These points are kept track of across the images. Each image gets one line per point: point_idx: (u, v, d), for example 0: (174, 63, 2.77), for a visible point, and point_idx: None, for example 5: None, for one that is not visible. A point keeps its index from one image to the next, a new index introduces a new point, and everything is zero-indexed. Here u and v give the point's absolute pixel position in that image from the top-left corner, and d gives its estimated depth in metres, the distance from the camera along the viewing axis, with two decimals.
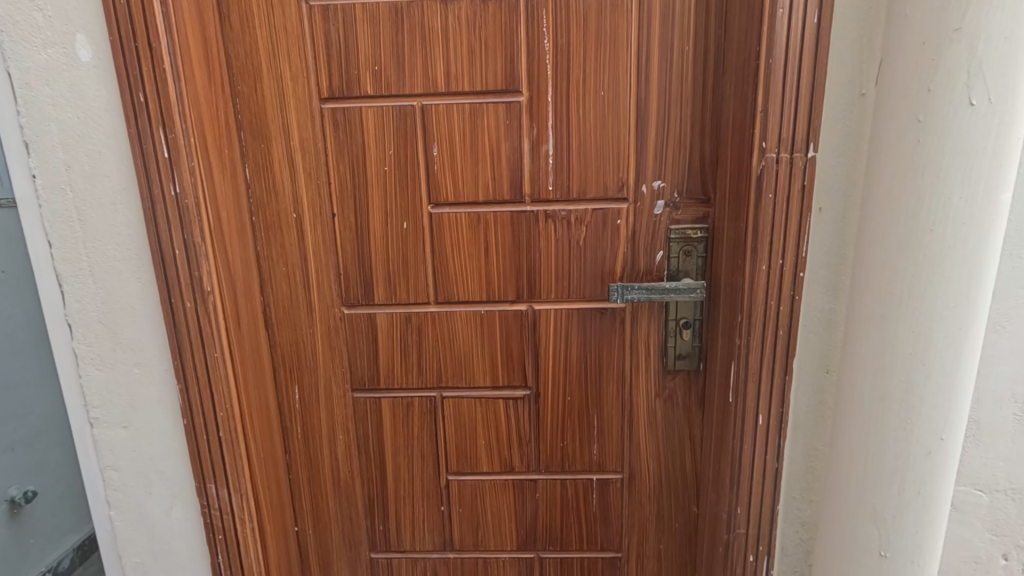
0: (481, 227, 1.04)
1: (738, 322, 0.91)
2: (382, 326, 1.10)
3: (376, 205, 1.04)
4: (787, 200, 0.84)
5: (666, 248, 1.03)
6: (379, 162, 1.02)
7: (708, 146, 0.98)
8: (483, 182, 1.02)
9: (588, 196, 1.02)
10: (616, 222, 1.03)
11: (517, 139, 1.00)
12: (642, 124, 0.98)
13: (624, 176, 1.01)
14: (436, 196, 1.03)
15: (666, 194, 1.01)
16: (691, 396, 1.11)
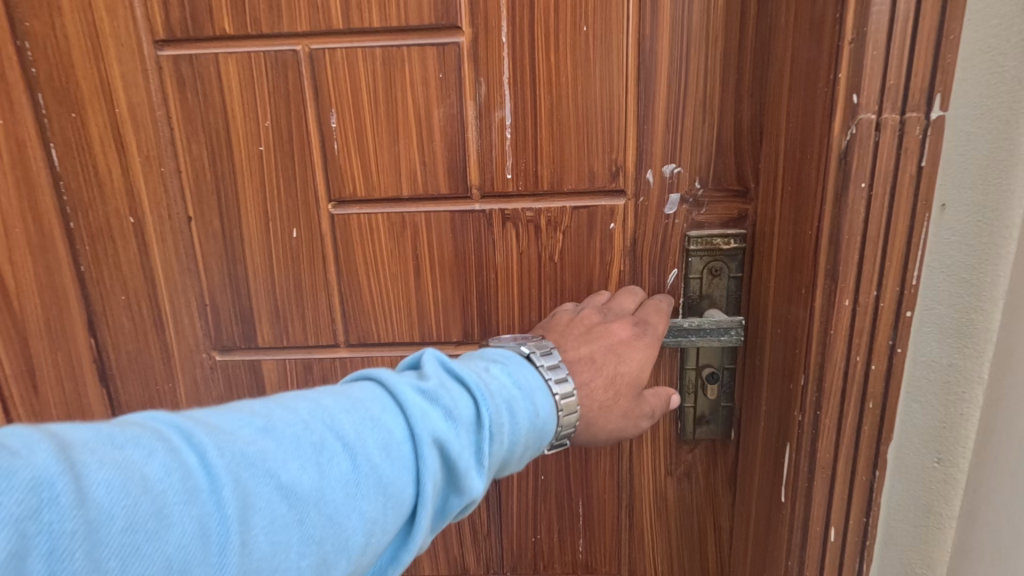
0: (408, 235, 0.70)
1: (801, 384, 0.57)
2: (271, 379, 0.76)
3: (250, 203, 0.70)
4: (892, 192, 0.50)
5: (682, 265, 0.70)
6: (251, 138, 0.68)
7: (747, 110, 0.64)
8: (408, 169, 0.68)
9: (566, 188, 0.68)
10: (607, 226, 0.69)
11: (455, 103, 0.66)
12: (647, 76, 0.64)
13: (619, 157, 0.67)
14: (338, 190, 0.69)
15: (683, 183, 0.67)
16: (716, 474, 0.78)
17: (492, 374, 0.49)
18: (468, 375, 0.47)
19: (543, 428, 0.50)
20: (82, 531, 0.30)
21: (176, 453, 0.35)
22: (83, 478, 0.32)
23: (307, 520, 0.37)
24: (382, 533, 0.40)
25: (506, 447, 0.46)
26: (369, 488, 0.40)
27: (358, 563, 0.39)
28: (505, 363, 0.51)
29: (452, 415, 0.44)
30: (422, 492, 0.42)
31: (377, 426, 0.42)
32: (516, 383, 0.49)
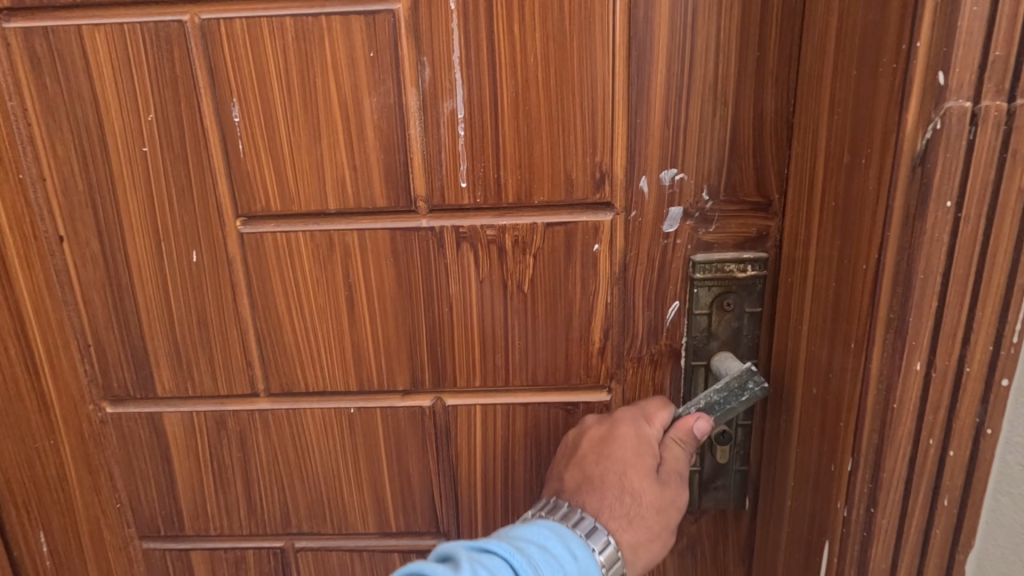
0: (338, 260, 0.55)
1: (849, 471, 0.42)
2: (176, 436, 0.62)
3: (134, 219, 0.55)
4: (990, 216, 0.35)
5: (685, 298, 0.55)
6: (130, 137, 0.52)
7: (771, 98, 0.49)
8: (334, 176, 0.53)
9: (536, 201, 0.53)
10: (590, 248, 0.54)
11: (391, 90, 0.51)
12: (640, 53, 0.49)
13: (605, 160, 0.51)
14: (247, 204, 0.54)
15: (687, 193, 0.52)
16: (726, 550, 0.63)
17: (523, 541, 0.44)
18: (497, 544, 0.42)
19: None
20: None
21: None
22: None
23: None
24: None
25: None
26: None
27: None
28: (538, 530, 0.45)
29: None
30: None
31: None
32: (548, 540, 0.44)
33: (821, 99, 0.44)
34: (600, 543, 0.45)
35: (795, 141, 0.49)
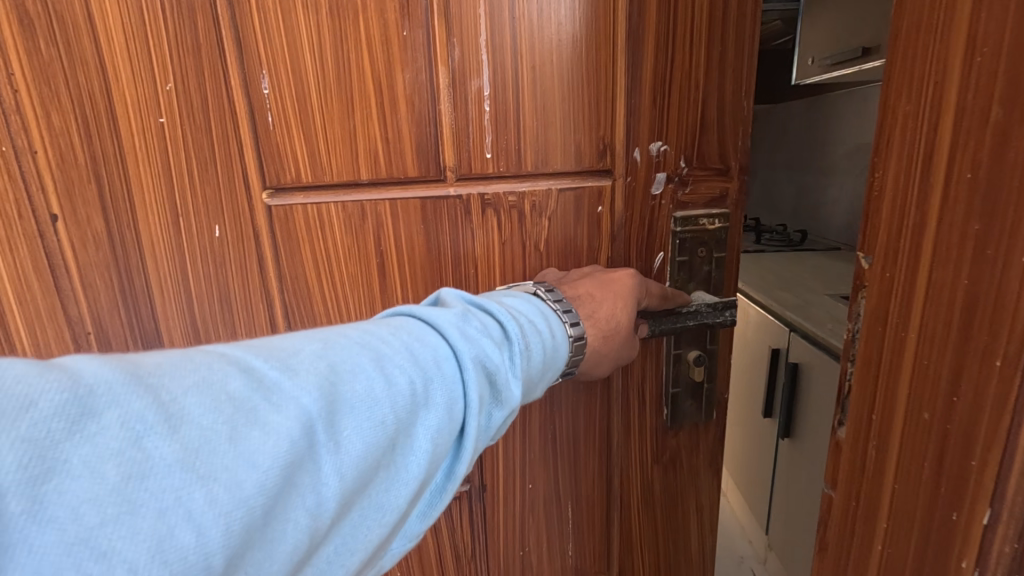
0: (371, 230, 0.58)
1: (984, 523, 0.27)
2: None
3: (147, 195, 0.52)
4: None
5: (670, 249, 0.67)
6: (144, 108, 0.50)
7: (729, 86, 0.63)
8: (367, 148, 0.56)
9: (551, 168, 0.61)
10: (595, 209, 0.64)
11: (423, 68, 0.55)
12: (635, 44, 0.59)
13: (607, 134, 0.61)
14: (276, 176, 0.55)
15: (669, 160, 0.64)
16: (699, 458, 0.77)
17: (511, 306, 0.50)
18: (491, 304, 0.48)
19: (557, 351, 0.51)
20: (181, 456, 0.27)
21: (251, 373, 0.33)
22: (168, 404, 0.29)
23: (385, 426, 0.35)
24: (443, 445, 0.39)
25: (537, 364, 0.48)
26: (430, 403, 0.38)
27: (418, 485, 0.37)
28: (518, 298, 0.52)
29: (487, 332, 0.45)
30: (475, 407, 0.41)
31: (420, 345, 0.41)
32: (533, 310, 0.51)
33: (955, 26, 0.26)
34: (571, 318, 0.53)
35: (889, 85, 0.31)
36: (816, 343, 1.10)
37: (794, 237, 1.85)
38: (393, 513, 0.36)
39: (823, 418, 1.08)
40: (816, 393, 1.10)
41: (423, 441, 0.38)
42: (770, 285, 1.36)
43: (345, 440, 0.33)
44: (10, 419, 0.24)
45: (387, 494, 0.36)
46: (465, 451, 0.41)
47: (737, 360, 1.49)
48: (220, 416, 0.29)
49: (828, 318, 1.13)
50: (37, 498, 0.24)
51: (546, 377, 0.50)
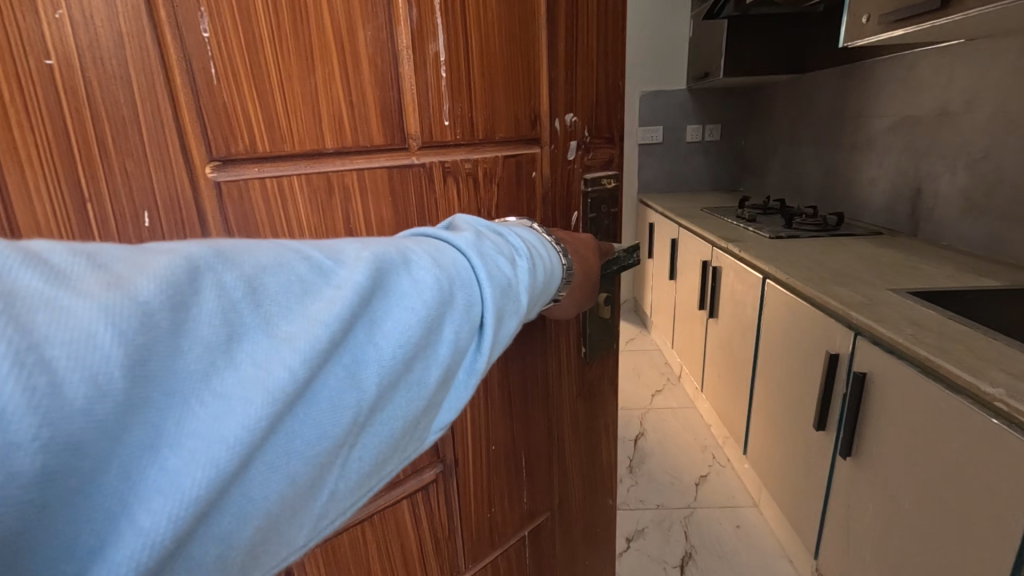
0: (340, 205, 0.48)
1: None
2: None
3: (28, 171, 0.35)
4: None
5: (583, 208, 0.67)
6: (22, 40, 0.33)
7: (614, 57, 0.65)
8: (330, 109, 0.45)
9: (496, 137, 0.56)
10: (531, 174, 0.60)
11: (384, 25, 0.46)
12: (551, 9, 0.57)
13: (535, 101, 0.58)
14: (225, 144, 0.42)
15: (578, 128, 0.64)
16: (605, 382, 0.85)
17: (516, 232, 0.47)
18: (507, 231, 0.46)
19: (555, 270, 0.49)
20: (263, 319, 0.28)
21: (308, 256, 0.32)
22: (248, 273, 0.29)
23: (411, 313, 0.34)
24: (462, 343, 0.38)
25: (540, 280, 0.45)
26: (454, 296, 0.37)
27: (443, 370, 0.37)
28: (524, 232, 0.49)
29: (495, 249, 0.42)
30: (489, 301, 0.39)
31: (432, 254, 0.38)
32: (530, 234, 0.49)
33: None
34: (561, 247, 0.51)
35: None
36: (885, 345, 0.91)
37: (829, 219, 1.72)
38: (427, 391, 0.37)
39: (894, 450, 0.89)
40: (887, 415, 0.90)
41: (447, 331, 0.37)
42: (822, 278, 1.18)
43: (384, 319, 0.34)
44: (149, 271, 0.25)
45: (418, 372, 0.36)
46: (484, 348, 0.39)
47: (761, 359, 1.37)
48: (296, 294, 0.30)
49: (903, 319, 0.91)
50: (178, 340, 0.25)
51: (548, 287, 0.47)
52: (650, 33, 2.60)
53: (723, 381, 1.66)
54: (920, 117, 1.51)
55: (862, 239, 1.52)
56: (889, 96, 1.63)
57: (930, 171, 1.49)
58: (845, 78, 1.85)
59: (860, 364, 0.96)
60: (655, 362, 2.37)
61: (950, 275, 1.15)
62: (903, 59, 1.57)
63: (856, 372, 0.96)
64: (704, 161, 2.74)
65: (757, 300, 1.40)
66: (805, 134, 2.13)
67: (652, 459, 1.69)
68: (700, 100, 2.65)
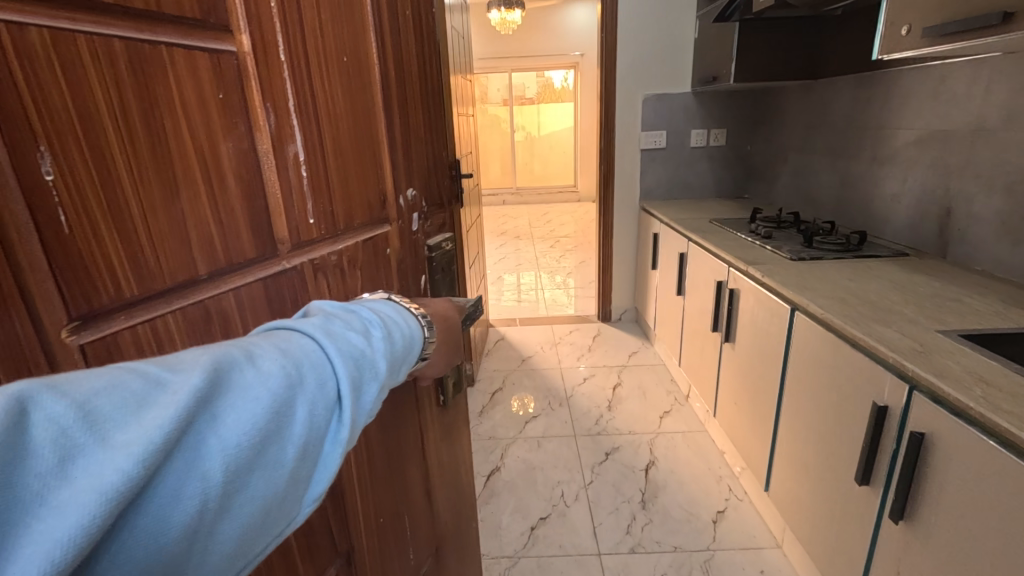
0: (221, 339, 0.40)
1: None
2: None
3: None
4: None
5: (428, 271, 0.68)
6: None
7: (433, 133, 0.69)
8: (200, 235, 0.38)
9: (358, 223, 0.54)
10: (387, 250, 0.59)
11: (245, 134, 0.41)
12: (387, 95, 0.56)
13: (381, 183, 0.57)
14: (86, 298, 0.31)
15: (418, 200, 0.65)
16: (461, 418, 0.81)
17: (375, 306, 0.42)
18: (362, 308, 0.40)
19: (417, 340, 0.43)
20: (82, 444, 0.22)
21: (139, 368, 0.26)
22: (65, 395, 0.23)
23: (260, 399, 0.29)
24: (321, 424, 0.32)
25: (400, 348, 0.40)
26: (308, 379, 0.31)
27: (298, 455, 0.31)
28: (384, 304, 0.43)
29: (352, 325, 0.37)
30: (344, 374, 0.33)
31: (282, 341, 0.32)
32: (390, 307, 0.43)
33: None
34: (426, 317, 0.45)
35: None
36: (949, 405, 0.82)
37: (851, 237, 1.63)
38: (280, 480, 0.30)
39: (960, 523, 0.79)
40: (951, 488, 0.81)
41: (302, 413, 0.31)
42: (863, 315, 1.08)
43: (225, 410, 0.28)
44: None
45: (271, 455, 0.29)
46: (345, 421, 0.33)
47: (789, 395, 1.29)
48: (125, 409, 0.24)
49: (966, 374, 0.83)
50: None
51: (409, 352, 0.41)
52: (653, 32, 2.47)
53: (742, 411, 1.57)
54: (952, 132, 1.42)
55: (888, 262, 1.43)
56: (916, 108, 1.53)
57: (961, 191, 1.40)
58: (865, 87, 1.75)
59: (916, 424, 0.87)
60: (660, 380, 2.27)
61: (998, 312, 1.06)
62: (933, 69, 1.47)
63: (913, 432, 0.86)
64: (709, 168, 2.64)
65: (784, 331, 1.30)
66: (818, 143, 2.04)
67: (665, 492, 1.60)
68: (705, 104, 2.55)
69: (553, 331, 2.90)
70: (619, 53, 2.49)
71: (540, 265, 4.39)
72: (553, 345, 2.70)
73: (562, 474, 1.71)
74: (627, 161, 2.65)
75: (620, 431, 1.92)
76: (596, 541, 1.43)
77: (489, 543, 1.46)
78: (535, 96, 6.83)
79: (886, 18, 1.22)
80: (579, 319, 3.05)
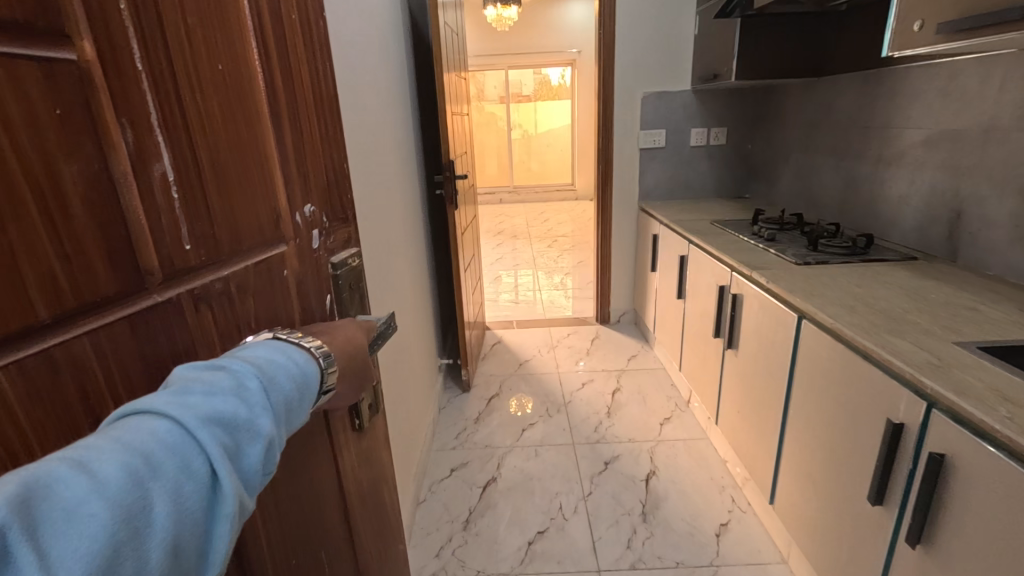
0: (74, 395, 0.32)
1: None
2: None
3: None
4: None
5: (334, 291, 0.63)
6: None
7: (332, 143, 0.63)
8: (40, 275, 0.31)
9: (245, 245, 0.47)
10: (284, 273, 0.53)
11: (96, 153, 0.34)
12: (273, 105, 0.51)
13: (273, 199, 0.51)
14: None
15: (317, 216, 0.59)
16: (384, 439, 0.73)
17: (250, 354, 0.41)
18: (231, 361, 0.39)
19: (310, 375, 0.44)
20: None
21: None
22: None
23: (100, 509, 0.27)
24: (191, 502, 0.31)
25: (283, 391, 0.40)
26: (162, 464, 0.31)
27: (170, 546, 0.30)
28: (263, 348, 0.43)
29: (217, 387, 0.36)
30: (209, 447, 0.33)
31: (126, 432, 0.31)
32: (268, 349, 0.42)
33: None
34: (322, 348, 0.46)
35: None
36: (972, 426, 0.77)
37: (857, 240, 1.58)
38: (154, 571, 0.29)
39: (984, 549, 0.74)
40: (971, 513, 0.76)
41: (164, 503, 0.30)
42: (875, 326, 1.03)
43: (57, 534, 0.26)
44: None
45: (131, 556, 0.28)
46: (224, 490, 0.33)
47: (795, 406, 1.24)
48: None
49: (989, 392, 0.78)
50: None
51: (295, 394, 0.41)
52: (652, 28, 2.41)
53: (745, 420, 1.52)
54: (963, 131, 1.37)
55: (896, 267, 1.39)
56: (924, 106, 1.48)
57: (972, 192, 1.35)
58: (871, 85, 1.70)
59: (934, 444, 0.82)
60: (660, 385, 2.23)
61: (1014, 322, 1.01)
62: (942, 66, 1.42)
63: (932, 453, 0.82)
64: (709, 167, 2.59)
65: (791, 340, 1.25)
66: (821, 142, 1.99)
67: (667, 504, 1.56)
68: (705, 102, 2.50)
69: (550, 334, 2.85)
70: (618, 50, 2.44)
71: (538, 265, 4.34)
72: (550, 348, 2.66)
73: (560, 485, 1.66)
74: (625, 161, 2.59)
75: (619, 438, 1.87)
76: (596, 557, 1.38)
77: (485, 560, 1.41)
78: (532, 94, 6.76)
79: (897, 13, 1.17)
80: (577, 321, 3.00)
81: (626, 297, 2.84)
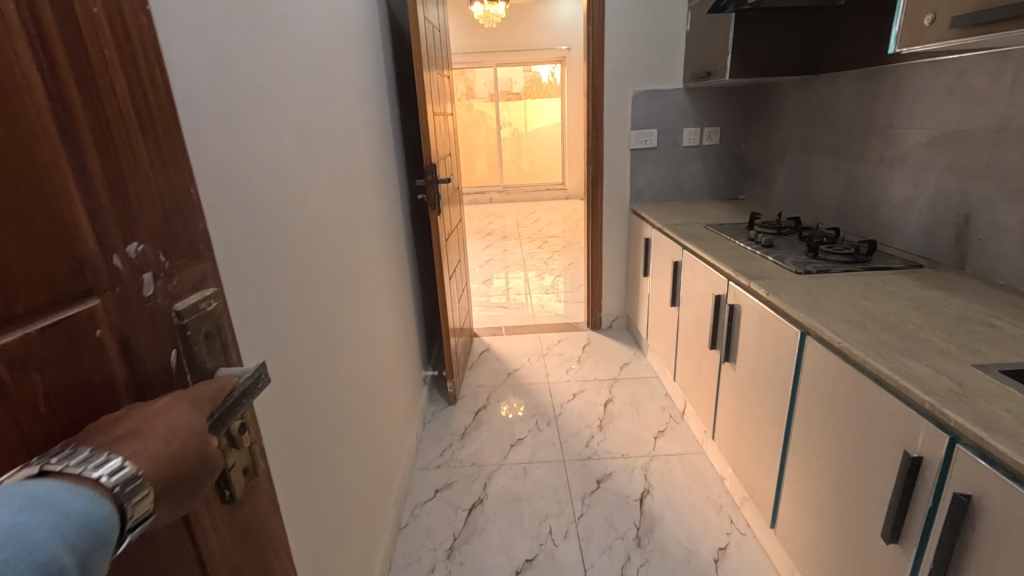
0: None
1: None
2: None
3: None
4: None
5: (178, 348, 0.44)
6: None
7: (169, 156, 0.43)
8: None
9: (18, 311, 0.31)
10: (86, 339, 0.35)
11: None
12: (64, 111, 0.34)
13: (72, 247, 0.35)
14: None
15: (150, 255, 0.41)
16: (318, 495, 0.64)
17: None
18: None
19: (97, 525, 0.31)
20: None
21: None
22: None
23: None
24: None
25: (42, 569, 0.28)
26: None
27: None
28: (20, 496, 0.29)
29: None
30: None
31: None
32: (31, 498, 0.29)
33: None
34: (132, 474, 0.33)
35: None
36: (1003, 467, 0.69)
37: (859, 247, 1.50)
38: None
39: None
40: (1001, 563, 0.68)
41: None
42: (887, 345, 0.95)
43: None
44: None
45: None
46: None
47: (799, 427, 1.16)
48: None
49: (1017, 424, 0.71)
50: None
51: (64, 563, 0.29)
52: (644, 24, 2.32)
53: (743, 438, 1.45)
54: (972, 133, 1.29)
55: (901, 276, 1.31)
56: (931, 106, 1.40)
57: (982, 197, 1.28)
58: (872, 84, 1.62)
59: (960, 483, 0.74)
60: (653, 395, 2.15)
61: None
62: (950, 64, 1.34)
63: (957, 494, 0.74)
64: (702, 168, 2.51)
65: (792, 355, 1.17)
66: (819, 142, 1.91)
67: (662, 526, 1.48)
68: (698, 101, 2.42)
69: (541, 340, 2.76)
70: (608, 47, 2.35)
71: (528, 266, 4.26)
72: (540, 356, 2.57)
73: (550, 506, 1.58)
74: (616, 162, 2.51)
75: (612, 454, 1.79)
76: None
77: None
78: (521, 92, 6.66)
79: (907, 7, 1.08)
80: (568, 327, 2.92)
81: (618, 302, 2.76)
